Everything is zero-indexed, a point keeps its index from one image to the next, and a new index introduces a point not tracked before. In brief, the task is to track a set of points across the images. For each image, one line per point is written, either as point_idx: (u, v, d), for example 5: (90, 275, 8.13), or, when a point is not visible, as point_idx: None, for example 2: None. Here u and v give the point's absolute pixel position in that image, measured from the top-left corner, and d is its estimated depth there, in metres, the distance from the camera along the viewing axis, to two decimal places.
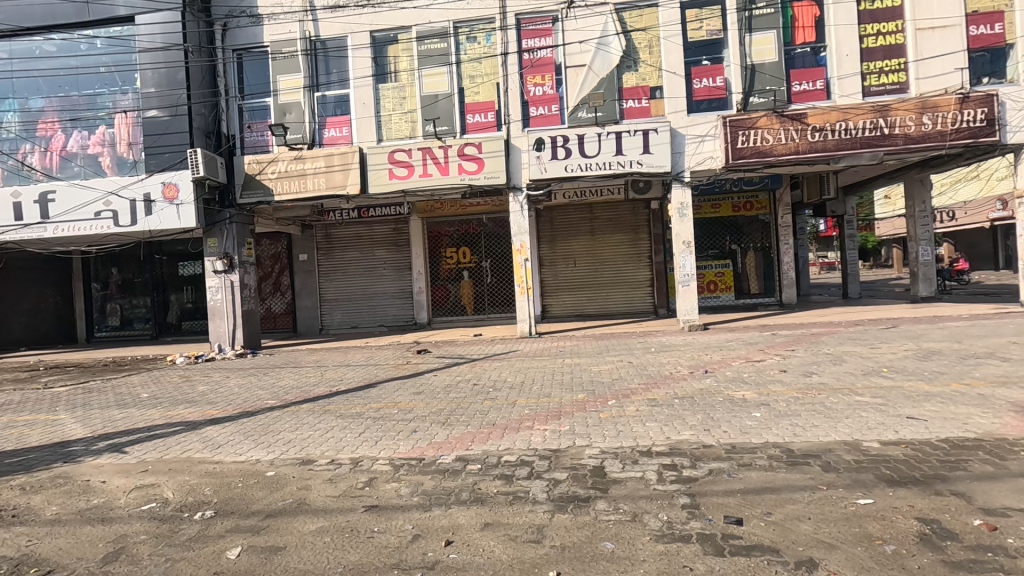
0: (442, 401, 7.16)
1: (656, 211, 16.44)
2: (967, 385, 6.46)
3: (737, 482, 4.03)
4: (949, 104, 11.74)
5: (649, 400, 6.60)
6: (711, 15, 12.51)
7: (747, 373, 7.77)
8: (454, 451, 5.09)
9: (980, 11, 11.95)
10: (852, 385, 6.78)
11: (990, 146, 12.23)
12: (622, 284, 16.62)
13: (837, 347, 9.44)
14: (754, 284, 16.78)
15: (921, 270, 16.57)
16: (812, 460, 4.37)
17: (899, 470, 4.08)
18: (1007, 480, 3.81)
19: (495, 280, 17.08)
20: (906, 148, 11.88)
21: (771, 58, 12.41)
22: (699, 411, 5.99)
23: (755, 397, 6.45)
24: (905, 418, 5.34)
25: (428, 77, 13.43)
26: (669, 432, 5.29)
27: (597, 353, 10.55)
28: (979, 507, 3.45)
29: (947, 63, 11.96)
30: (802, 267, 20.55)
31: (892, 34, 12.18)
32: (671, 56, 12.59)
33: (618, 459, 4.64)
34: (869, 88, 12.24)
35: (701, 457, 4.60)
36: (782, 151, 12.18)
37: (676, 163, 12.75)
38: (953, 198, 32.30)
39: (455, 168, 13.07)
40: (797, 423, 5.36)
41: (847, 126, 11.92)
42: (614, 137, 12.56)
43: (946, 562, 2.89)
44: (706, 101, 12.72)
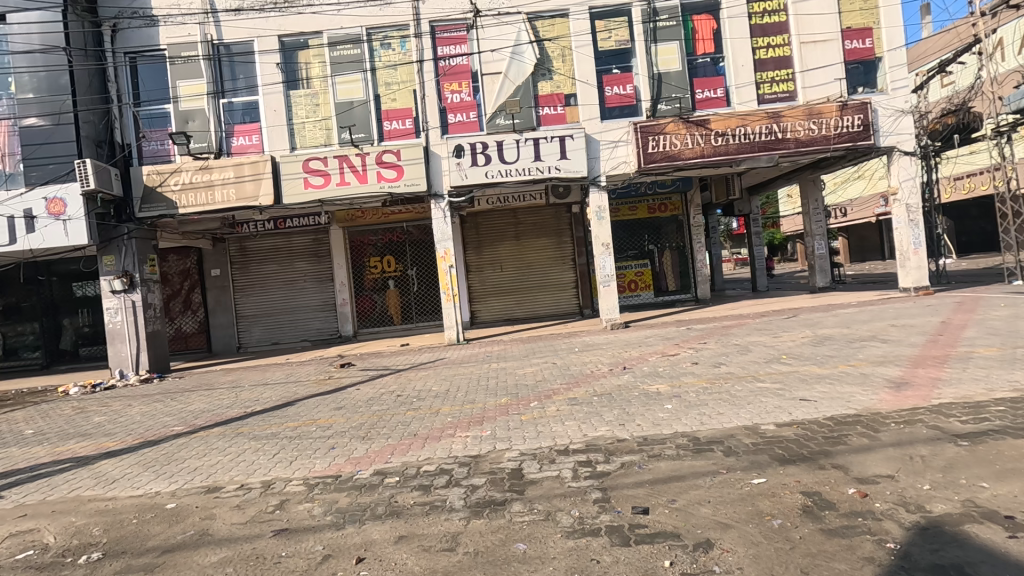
0: (363, 415, 6.99)
1: (578, 215, 16.91)
2: (852, 366, 7.12)
3: (647, 473, 4.21)
4: (831, 111, 12.86)
5: (570, 399, 6.76)
6: (619, 26, 13.11)
7: (662, 367, 8.13)
8: (372, 465, 4.99)
9: (854, 26, 13.20)
10: (756, 372, 7.28)
11: (868, 149, 13.49)
12: (548, 287, 16.94)
13: (745, 338, 10.10)
14: (672, 282, 17.63)
15: (818, 263, 18.06)
16: (715, 447, 4.64)
17: (790, 449, 4.43)
18: (879, 450, 4.22)
19: (422, 288, 16.89)
20: (797, 151, 12.83)
21: (676, 68, 13.13)
22: (616, 406, 6.22)
23: (668, 390, 6.77)
24: (799, 400, 5.79)
25: (343, 84, 13.12)
26: (587, 429, 5.44)
27: (523, 356, 10.68)
28: (855, 477, 3.80)
29: (827, 74, 13.14)
30: (716, 263, 21.77)
31: (780, 47, 13.23)
32: (583, 65, 13.05)
33: (536, 460, 4.73)
34: (763, 96, 13.22)
35: (615, 451, 4.78)
36: (690, 154, 12.79)
37: (592, 168, 13.19)
38: (844, 197, 35.44)
39: (374, 176, 12.75)
40: (704, 412, 5.67)
41: (745, 130, 12.75)
42: (532, 143, 12.76)
43: (823, 530, 3.16)
44: (618, 108, 13.24)
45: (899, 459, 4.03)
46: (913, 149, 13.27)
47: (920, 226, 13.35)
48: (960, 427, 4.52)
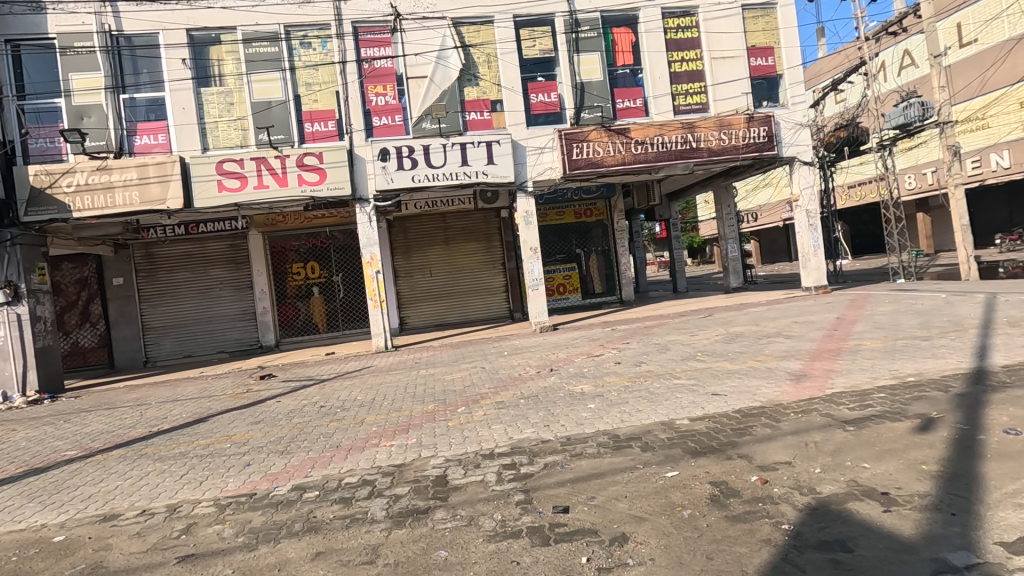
0: (283, 428, 6.69)
1: (506, 219, 17.05)
2: (759, 361, 7.64)
3: (568, 472, 4.32)
4: (740, 123, 13.73)
5: (497, 403, 6.80)
6: (542, 35, 13.42)
7: (587, 368, 8.36)
8: (291, 481, 4.78)
9: (757, 45, 14.22)
10: (673, 369, 7.66)
11: (773, 159, 14.50)
12: (478, 291, 16.97)
13: (665, 337, 10.59)
14: (598, 284, 18.18)
15: (731, 264, 19.25)
16: (634, 443, 4.83)
17: (702, 442, 4.68)
18: (779, 439, 4.55)
19: (349, 295, 16.42)
20: (710, 160, 13.59)
21: (597, 77, 13.58)
22: (541, 408, 6.34)
23: (592, 389, 6.98)
24: (711, 395, 6.14)
25: (259, 82, 12.53)
26: (512, 432, 5.50)
27: (452, 361, 10.63)
28: (757, 465, 4.08)
29: (735, 88, 14.05)
30: (640, 266, 22.65)
31: (693, 61, 14.00)
32: (509, 72, 13.23)
33: (460, 466, 4.71)
34: (679, 107, 13.94)
35: (539, 452, 4.86)
36: (612, 162, 13.23)
37: (519, 173, 13.34)
38: (755, 203, 38.08)
39: (294, 179, 12.27)
40: (625, 410, 5.89)
41: (663, 139, 13.37)
42: (459, 147, 12.74)
43: (728, 517, 3.36)
44: (543, 115, 13.52)
45: (796, 446, 4.36)
46: (811, 160, 14.42)
47: (819, 230, 14.54)
48: (848, 414, 4.97)
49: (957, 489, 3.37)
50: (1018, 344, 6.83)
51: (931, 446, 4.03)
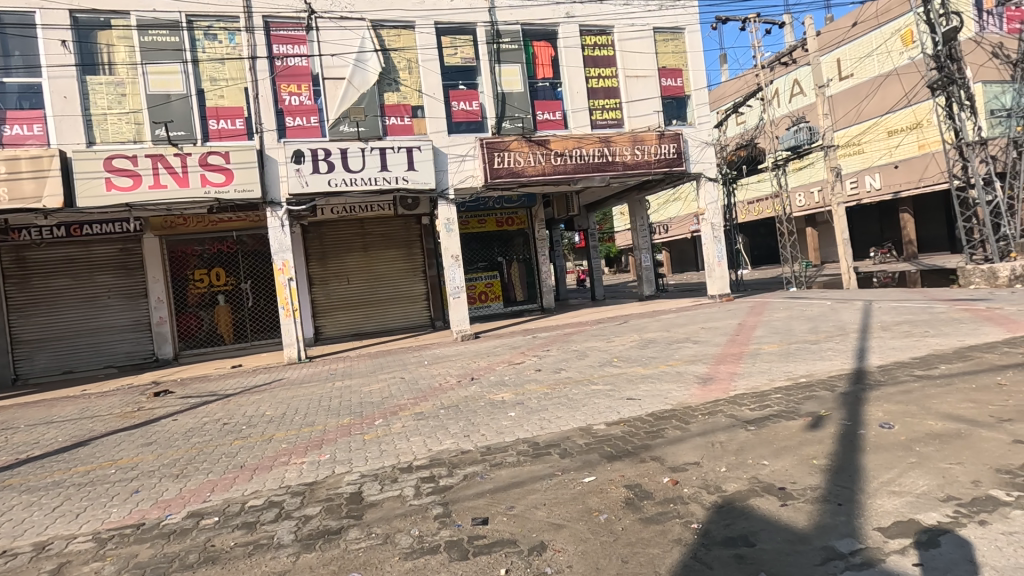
0: (180, 449, 6.13)
1: (428, 226, 16.80)
2: (670, 365, 8.02)
3: (488, 483, 4.27)
4: (652, 139, 14.41)
5: (415, 414, 6.63)
6: (464, 44, 13.49)
7: (508, 376, 8.38)
8: (186, 507, 4.37)
9: (667, 67, 15.09)
10: (591, 375, 7.86)
11: (682, 174, 15.33)
12: (399, 299, 16.59)
13: (583, 344, 10.87)
14: (519, 292, 18.37)
15: (644, 273, 20.18)
16: (553, 449, 4.88)
17: (617, 446, 4.82)
18: (688, 440, 4.77)
19: (258, 303, 15.48)
20: (625, 173, 14.12)
21: (518, 89, 13.79)
22: (462, 418, 6.26)
23: (513, 397, 6.99)
24: (626, 399, 6.36)
25: (156, 73, 11.58)
26: (431, 444, 5.38)
27: (370, 372, 10.28)
28: (669, 467, 4.25)
29: (648, 106, 14.80)
30: (560, 274, 23.17)
31: (609, 79, 14.59)
32: (429, 79, 13.13)
33: (377, 481, 4.53)
34: (595, 121, 14.45)
35: (459, 463, 4.78)
36: (533, 172, 13.40)
37: (440, 180, 13.21)
38: (666, 216, 40.32)
39: (197, 179, 11.41)
40: (544, 417, 5.95)
41: (581, 152, 13.76)
42: (378, 152, 12.41)
43: (641, 519, 3.46)
44: (465, 123, 13.52)
45: (704, 447, 4.58)
46: (715, 177, 15.41)
47: (723, 241, 15.57)
48: (750, 414, 5.31)
49: (842, 480, 3.68)
50: (889, 347, 7.64)
51: (820, 442, 4.39)
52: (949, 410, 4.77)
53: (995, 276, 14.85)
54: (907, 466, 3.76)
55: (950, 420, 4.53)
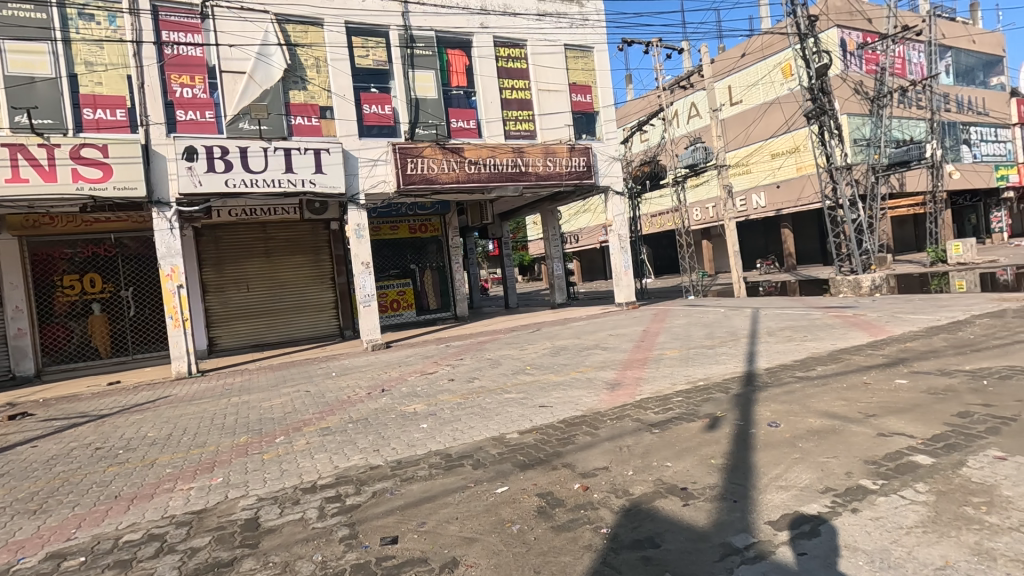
0: (39, 481, 5.34)
1: (337, 232, 16.14)
2: (580, 372, 8.23)
3: (398, 499, 4.11)
4: (563, 152, 14.81)
5: (321, 429, 6.28)
6: (376, 46, 13.18)
7: (420, 387, 8.17)
8: (44, 548, 3.81)
9: (578, 83, 15.66)
10: (504, 384, 7.86)
11: (591, 187, 15.89)
12: (304, 308, 15.75)
13: (497, 352, 10.90)
14: (433, 300, 18.11)
15: (556, 282, 20.66)
16: (466, 461, 4.80)
17: (530, 454, 4.83)
18: (598, 445, 4.90)
19: (141, 313, 14.06)
20: (537, 184, 14.38)
21: (432, 95, 13.68)
22: (371, 431, 6.01)
23: (425, 409, 6.82)
24: (539, 407, 6.42)
25: (17, 53, 10.21)
26: (338, 461, 5.11)
27: (271, 386, 9.62)
28: (579, 473, 4.32)
29: (559, 120, 15.25)
30: (474, 283, 23.14)
31: (522, 90, 14.87)
32: (339, 79, 12.66)
33: (276, 504, 4.21)
34: (509, 132, 14.65)
35: (367, 480, 4.57)
36: (446, 179, 13.25)
37: (350, 184, 12.75)
38: (576, 227, 41.78)
39: (67, 173, 10.16)
40: (457, 428, 5.85)
41: (494, 161, 13.84)
42: (282, 153, 11.73)
43: (553, 528, 3.48)
44: (377, 127, 13.19)
45: (613, 451, 4.72)
46: (622, 190, 16.10)
47: (629, 252, 16.29)
48: (654, 417, 5.55)
49: (737, 478, 3.93)
50: (774, 351, 8.34)
51: (718, 442, 4.67)
52: (825, 408, 5.28)
53: (859, 285, 16.72)
54: (792, 462, 4.09)
55: (827, 417, 4.99)
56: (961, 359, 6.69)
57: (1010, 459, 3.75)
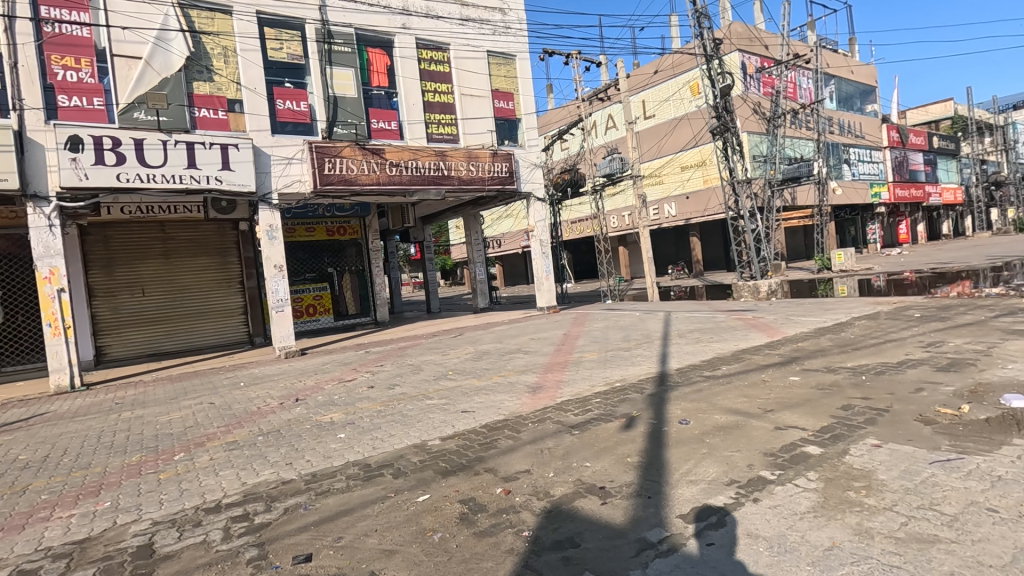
0: None
1: (246, 233, 15.21)
2: (502, 376, 8.26)
3: (312, 514, 3.91)
4: (485, 156, 14.87)
5: (227, 444, 5.86)
6: (291, 39, 12.58)
7: (337, 395, 7.84)
8: None
9: (500, 89, 15.82)
10: (426, 390, 7.72)
11: (513, 193, 16.08)
12: (209, 314, 14.68)
13: (419, 357, 10.71)
14: (351, 305, 17.58)
15: (479, 286, 20.67)
16: (386, 470, 4.67)
17: (452, 460, 4.78)
18: (520, 448, 4.93)
19: (13, 321, 12.48)
20: (460, 188, 14.34)
21: (351, 94, 13.27)
22: (283, 444, 5.69)
23: (342, 418, 6.56)
24: (461, 412, 6.37)
25: None
26: (246, 476, 4.79)
27: (171, 398, 8.87)
28: (502, 477, 4.33)
29: (482, 125, 15.33)
30: (395, 287, 22.62)
31: (445, 94, 14.80)
32: (250, 71, 11.95)
33: (174, 528, 3.87)
34: (431, 135, 14.50)
35: (279, 496, 4.32)
36: (366, 180, 12.88)
37: (262, 183, 12.07)
38: (498, 232, 42.13)
39: None
40: (377, 436, 5.68)
41: (416, 164, 13.63)
42: (184, 147, 10.85)
43: (475, 534, 3.46)
44: (291, 124, 12.59)
45: (534, 454, 4.77)
46: (544, 197, 16.40)
47: (550, 257, 16.61)
48: (573, 419, 5.68)
49: (651, 474, 4.11)
50: (684, 352, 8.81)
51: (634, 440, 4.86)
52: (730, 404, 5.65)
53: (758, 290, 18.11)
54: (701, 457, 4.33)
55: (731, 413, 5.35)
56: (843, 357, 7.40)
57: (884, 446, 4.21)
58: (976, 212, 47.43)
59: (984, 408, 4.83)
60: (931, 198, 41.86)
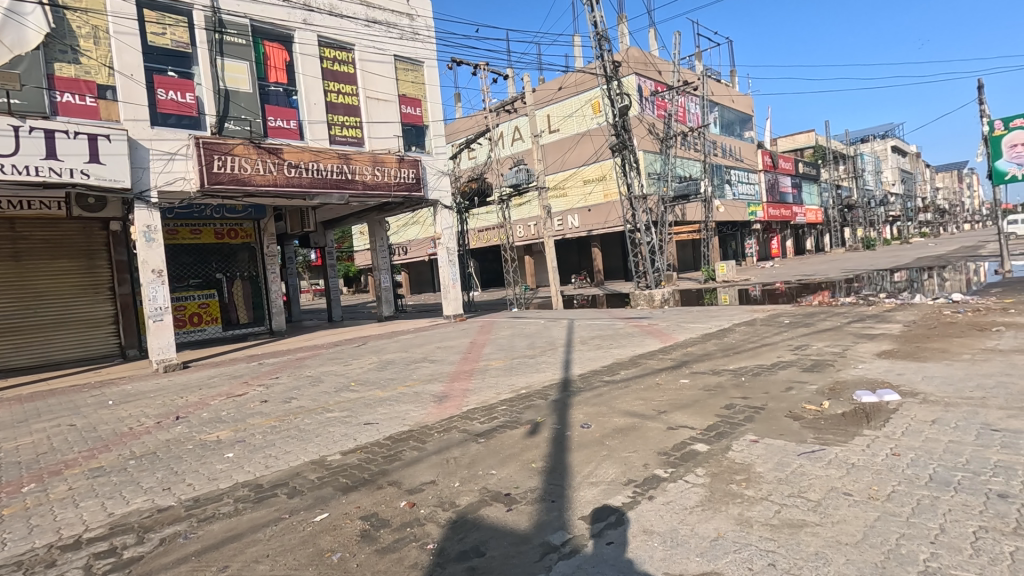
0: None
1: (119, 233, 13.72)
2: (408, 386, 8.06)
3: (194, 543, 3.57)
4: (392, 162, 14.53)
5: (91, 471, 5.18)
6: (175, 24, 11.57)
7: (225, 412, 7.22)
8: None
9: (407, 95, 15.62)
10: (325, 403, 7.34)
11: (420, 200, 15.85)
12: (71, 323, 13.02)
13: (318, 368, 10.19)
14: (243, 313, 16.42)
15: (384, 294, 20.11)
16: (279, 490, 4.37)
17: (353, 475, 4.58)
18: (424, 460, 4.84)
19: None
20: (365, 193, 13.88)
21: (245, 88, 12.49)
22: (160, 468, 5.14)
23: (230, 436, 6.06)
24: (363, 425, 6.13)
25: None
26: (114, 507, 4.26)
27: (21, 420, 7.72)
28: (406, 490, 4.22)
29: (388, 130, 15.05)
30: (293, 294, 21.42)
31: (349, 96, 14.35)
32: (125, 55, 10.78)
33: (21, 571, 3.35)
34: (334, 137, 14.01)
35: (153, 525, 3.89)
36: (262, 181, 12.09)
37: (138, 179, 10.94)
38: (404, 238, 41.39)
39: None
40: (270, 454, 5.31)
41: (318, 166, 13.01)
42: (41, 134, 9.45)
43: (377, 551, 3.33)
44: (175, 116, 11.57)
45: (439, 464, 4.70)
46: (450, 205, 16.34)
47: (457, 265, 16.54)
48: (479, 427, 5.67)
49: (554, 478, 4.20)
50: (586, 358, 9.14)
51: (538, 446, 4.95)
52: (627, 407, 5.94)
53: (653, 299, 19.27)
54: (601, 459, 4.50)
55: (629, 416, 5.61)
56: (726, 360, 8.07)
57: (760, 441, 4.62)
58: (833, 230, 53.89)
59: (840, 403, 5.48)
60: (797, 218, 46.94)
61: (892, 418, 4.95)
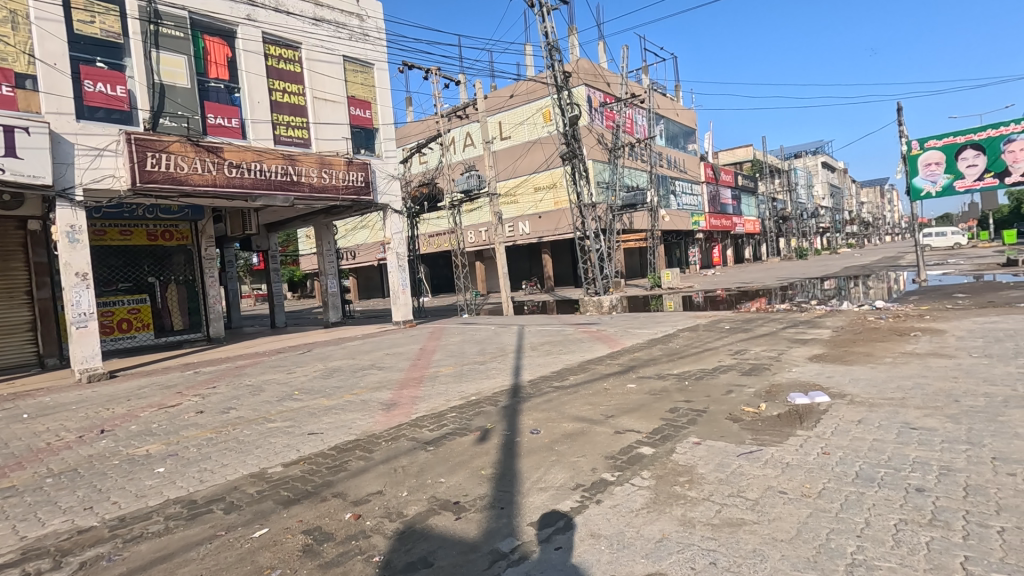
0: None
1: (38, 233, 12.78)
2: (355, 394, 7.85)
3: (119, 566, 3.33)
4: (339, 164, 14.21)
5: (0, 492, 4.75)
6: (105, 13, 10.89)
7: (156, 424, 6.80)
8: None
9: (356, 96, 15.36)
10: (266, 413, 7.05)
11: (369, 204, 15.57)
12: None
13: (259, 377, 9.79)
14: (177, 319, 15.59)
15: (330, 300, 19.55)
16: (215, 506, 4.15)
17: (295, 488, 4.41)
18: (371, 469, 4.72)
19: None
20: (311, 196, 13.50)
21: (183, 83, 11.91)
22: (82, 485, 4.78)
23: (162, 449, 5.71)
24: (307, 435, 5.92)
25: None
26: (27, 530, 3.92)
27: None
28: (351, 501, 4.10)
29: (336, 132, 14.74)
30: (233, 299, 20.49)
31: (296, 95, 13.96)
32: (47, 43, 10.02)
33: None
34: (278, 137, 13.57)
35: (73, 548, 3.60)
36: (200, 181, 11.54)
37: (61, 176, 10.20)
38: (352, 243, 40.52)
39: None
40: (205, 468, 5.04)
41: (261, 167, 12.56)
42: None
43: (320, 566, 3.22)
44: (104, 110, 10.86)
45: (387, 474, 4.60)
46: (400, 209, 16.12)
47: (406, 270, 16.31)
48: (428, 435, 5.59)
49: (503, 485, 4.19)
50: (536, 364, 9.20)
51: (487, 453, 4.93)
52: (576, 412, 6.01)
53: (601, 305, 19.64)
54: (550, 464, 4.53)
55: (577, 421, 5.68)
56: (671, 365, 8.32)
57: (702, 443, 4.78)
58: (769, 240, 56.73)
59: (776, 405, 5.75)
60: (737, 228, 49.09)
61: (822, 419, 5.24)
